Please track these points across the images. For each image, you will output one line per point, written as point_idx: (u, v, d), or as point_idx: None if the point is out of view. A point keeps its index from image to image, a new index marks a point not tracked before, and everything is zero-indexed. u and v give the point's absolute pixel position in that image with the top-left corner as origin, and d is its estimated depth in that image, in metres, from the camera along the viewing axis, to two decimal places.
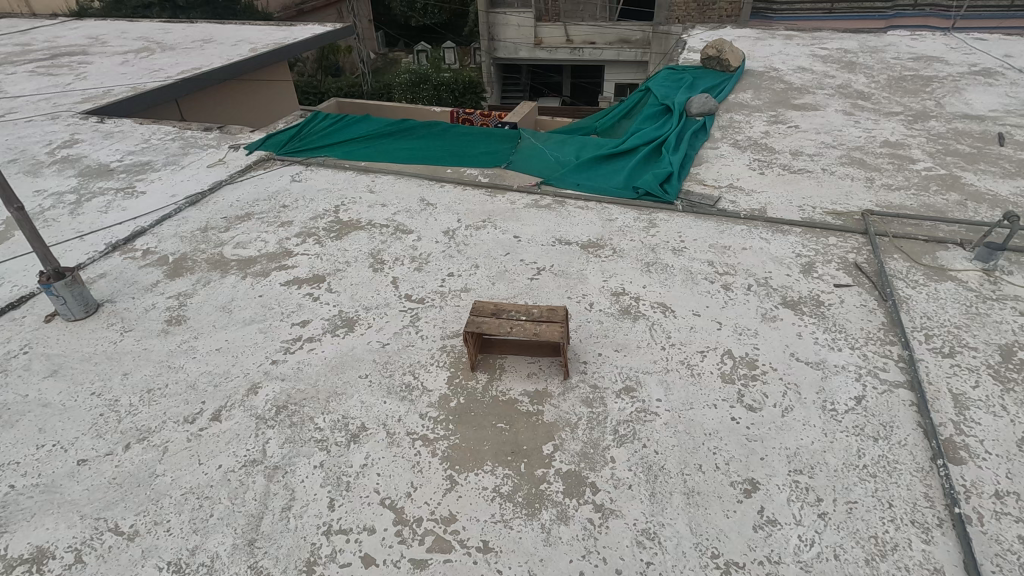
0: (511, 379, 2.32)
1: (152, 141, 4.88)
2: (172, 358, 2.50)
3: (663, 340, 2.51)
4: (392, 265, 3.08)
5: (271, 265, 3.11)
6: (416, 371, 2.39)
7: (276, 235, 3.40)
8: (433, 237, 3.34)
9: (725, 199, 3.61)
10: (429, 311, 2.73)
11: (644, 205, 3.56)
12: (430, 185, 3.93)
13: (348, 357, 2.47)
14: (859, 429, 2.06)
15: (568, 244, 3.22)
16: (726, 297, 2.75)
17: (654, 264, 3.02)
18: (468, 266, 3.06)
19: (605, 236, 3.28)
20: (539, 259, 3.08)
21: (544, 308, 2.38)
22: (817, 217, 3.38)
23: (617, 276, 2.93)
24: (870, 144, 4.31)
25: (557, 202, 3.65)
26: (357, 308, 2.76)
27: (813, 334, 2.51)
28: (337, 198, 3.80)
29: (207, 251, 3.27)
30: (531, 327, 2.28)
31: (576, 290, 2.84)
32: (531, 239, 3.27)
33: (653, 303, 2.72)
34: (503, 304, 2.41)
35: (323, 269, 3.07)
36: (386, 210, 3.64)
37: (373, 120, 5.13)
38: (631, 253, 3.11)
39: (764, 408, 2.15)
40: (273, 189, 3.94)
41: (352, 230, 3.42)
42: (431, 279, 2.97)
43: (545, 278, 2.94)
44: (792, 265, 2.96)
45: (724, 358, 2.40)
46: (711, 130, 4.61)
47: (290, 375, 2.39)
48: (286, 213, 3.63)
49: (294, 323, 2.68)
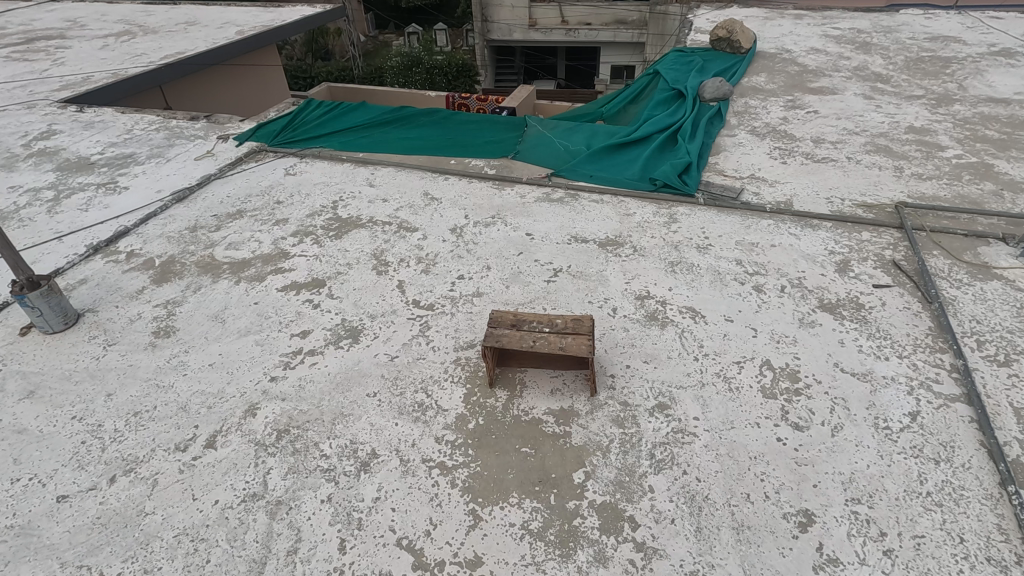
0: (533, 397, 2.13)
1: (135, 131, 4.60)
2: (161, 376, 2.29)
3: (695, 349, 2.32)
4: (396, 268, 2.87)
5: (267, 268, 2.89)
6: (429, 389, 2.19)
7: (271, 234, 3.17)
8: (440, 235, 3.12)
9: (748, 191, 3.41)
10: (440, 318, 2.53)
11: (663, 197, 3.35)
12: (433, 178, 3.69)
13: (354, 372, 2.27)
14: (917, 450, 1.89)
15: (584, 242, 3.01)
16: (759, 300, 2.56)
17: (678, 263, 2.82)
18: (479, 267, 2.84)
19: (624, 232, 3.08)
20: (555, 259, 2.87)
21: (568, 317, 2.17)
22: (847, 210, 3.18)
23: (640, 278, 2.73)
24: (895, 130, 4.10)
25: (570, 195, 3.44)
26: (362, 317, 2.55)
27: (856, 341, 2.32)
28: (334, 193, 3.57)
29: (197, 253, 3.03)
30: (555, 340, 2.07)
31: (596, 293, 2.65)
32: (545, 237, 3.06)
33: (681, 308, 2.53)
34: (523, 314, 2.20)
35: (323, 272, 2.85)
36: (388, 206, 3.41)
37: (371, 107, 4.85)
38: (653, 252, 2.91)
39: (812, 427, 1.98)
40: (266, 183, 3.69)
41: (353, 228, 3.20)
42: (441, 282, 2.76)
43: (563, 280, 2.74)
44: (826, 264, 2.77)
45: (763, 369, 2.21)
46: (727, 115, 4.38)
47: (292, 395, 2.18)
48: (281, 210, 3.39)
49: (293, 334, 2.47)
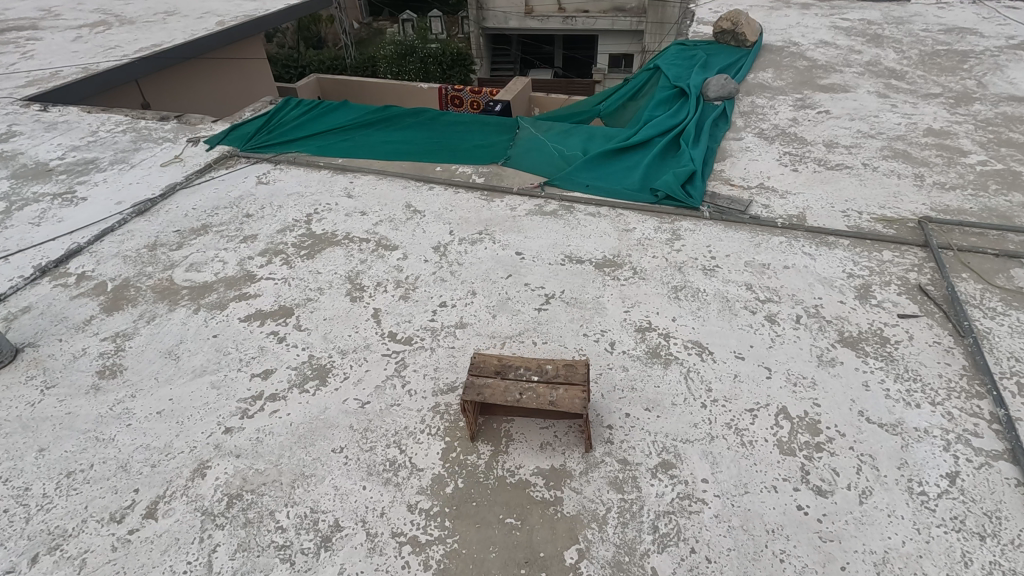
0: (521, 454, 1.88)
1: (99, 133, 4.30)
2: (102, 427, 2.03)
3: (702, 393, 2.07)
4: (373, 293, 2.61)
5: (230, 294, 2.63)
6: (403, 443, 1.94)
7: (237, 253, 2.91)
8: (422, 254, 2.86)
9: (757, 203, 3.14)
10: (418, 355, 2.28)
11: (664, 211, 3.10)
12: (417, 188, 3.42)
13: (318, 423, 2.01)
14: (960, 523, 1.65)
15: (579, 262, 2.75)
16: (773, 334, 2.31)
17: (683, 288, 2.57)
18: (463, 293, 2.59)
19: (622, 251, 2.82)
20: (547, 284, 2.62)
21: (560, 362, 1.91)
22: (865, 226, 2.92)
23: (640, 305, 2.48)
24: (912, 133, 3.83)
25: (564, 208, 3.18)
26: (331, 353, 2.30)
27: (883, 384, 2.07)
28: (310, 204, 3.29)
29: (155, 275, 2.77)
30: (545, 392, 1.81)
31: (592, 324, 2.39)
32: (536, 257, 2.80)
33: (686, 342, 2.28)
34: (510, 359, 1.94)
35: (291, 298, 2.59)
36: (366, 220, 3.14)
37: (353, 106, 4.54)
38: (654, 274, 2.65)
39: (837, 492, 1.74)
40: (235, 194, 3.42)
41: (328, 246, 2.93)
42: (420, 311, 2.49)
43: (555, 308, 2.48)
44: (845, 289, 2.52)
45: (780, 419, 1.97)
46: (732, 116, 4.10)
47: (247, 451, 1.93)
48: (250, 225, 3.12)
49: (253, 374, 2.21)
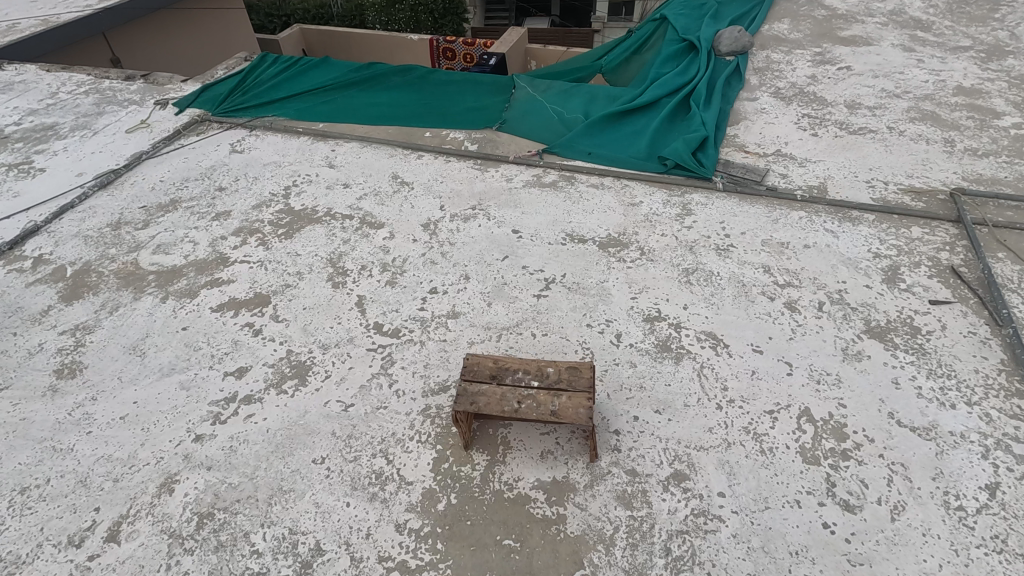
0: (519, 465, 1.72)
1: (59, 95, 3.95)
2: (59, 435, 1.85)
3: (717, 393, 1.90)
4: (357, 278, 2.40)
5: (201, 280, 2.40)
6: (391, 452, 1.77)
7: (208, 232, 2.66)
8: (410, 233, 2.63)
9: (773, 172, 2.90)
10: (406, 349, 2.09)
11: (673, 182, 2.85)
12: (404, 157, 3.15)
13: (297, 430, 1.84)
14: (1001, 543, 1.50)
15: (582, 242, 2.53)
16: (794, 323, 2.12)
17: (695, 271, 2.36)
18: (456, 277, 2.38)
19: (628, 228, 2.59)
20: (547, 267, 2.41)
21: (562, 364, 1.72)
22: (892, 198, 2.69)
23: (649, 291, 2.27)
24: (941, 92, 3.54)
25: (565, 179, 2.93)
26: (312, 348, 2.11)
27: (914, 382, 1.90)
28: (288, 176, 3.03)
29: (119, 259, 2.53)
30: (546, 401, 1.63)
31: (597, 312, 2.19)
32: (535, 235, 2.58)
33: (699, 334, 2.09)
34: (507, 361, 1.74)
35: (268, 285, 2.38)
36: (350, 194, 2.88)
37: (335, 63, 4.19)
38: (663, 255, 2.44)
39: (867, 508, 1.59)
40: (207, 164, 3.14)
41: (308, 224, 2.69)
42: (409, 299, 2.29)
43: (556, 294, 2.28)
44: (871, 271, 2.31)
45: (802, 423, 1.80)
46: (746, 74, 3.78)
47: (219, 462, 1.76)
48: (223, 200, 2.86)
49: (226, 374, 2.02)
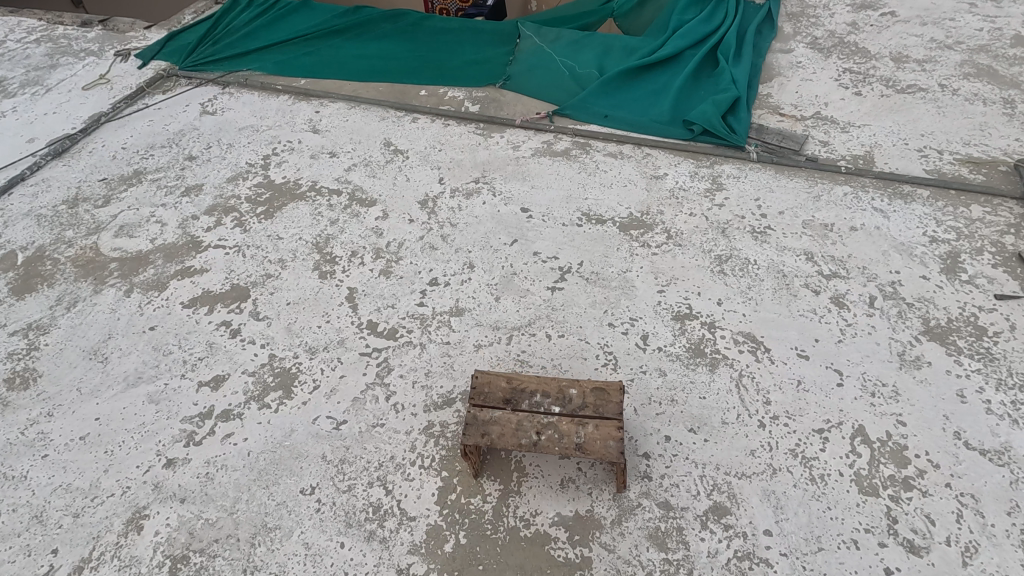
0: (537, 496, 1.51)
1: (8, 44, 3.51)
2: (10, 460, 1.62)
3: (759, 408, 1.67)
4: (347, 267, 2.12)
5: (170, 268, 2.12)
6: (390, 480, 1.56)
7: (177, 210, 2.36)
8: (406, 212, 2.34)
9: (813, 139, 2.58)
10: (405, 354, 1.84)
11: (701, 150, 2.54)
12: (397, 119, 2.80)
13: (283, 453, 1.62)
14: None
15: (600, 224, 2.25)
16: (843, 323, 1.87)
17: (728, 259, 2.09)
18: (460, 266, 2.12)
19: (652, 206, 2.31)
20: (561, 254, 2.15)
21: (586, 385, 1.48)
22: (948, 170, 2.39)
23: (677, 284, 2.02)
24: (998, 42, 3.15)
25: (579, 147, 2.61)
26: (298, 353, 1.86)
27: (982, 395, 1.67)
28: (267, 142, 2.69)
29: (76, 243, 2.23)
30: (570, 431, 1.40)
31: (620, 309, 1.95)
32: (547, 215, 2.30)
33: (736, 336, 1.85)
34: (522, 380, 1.50)
35: (247, 274, 2.10)
36: (336, 164, 2.56)
37: (317, 6, 3.72)
38: (692, 239, 2.17)
39: (935, 551, 1.39)
40: (175, 127, 2.78)
41: (290, 201, 2.39)
42: (406, 292, 2.03)
43: (572, 287, 2.03)
44: (928, 259, 2.05)
45: (857, 445, 1.58)
46: (779, 20, 3.37)
47: (194, 493, 1.54)
48: (193, 171, 2.53)
49: (200, 384, 1.78)
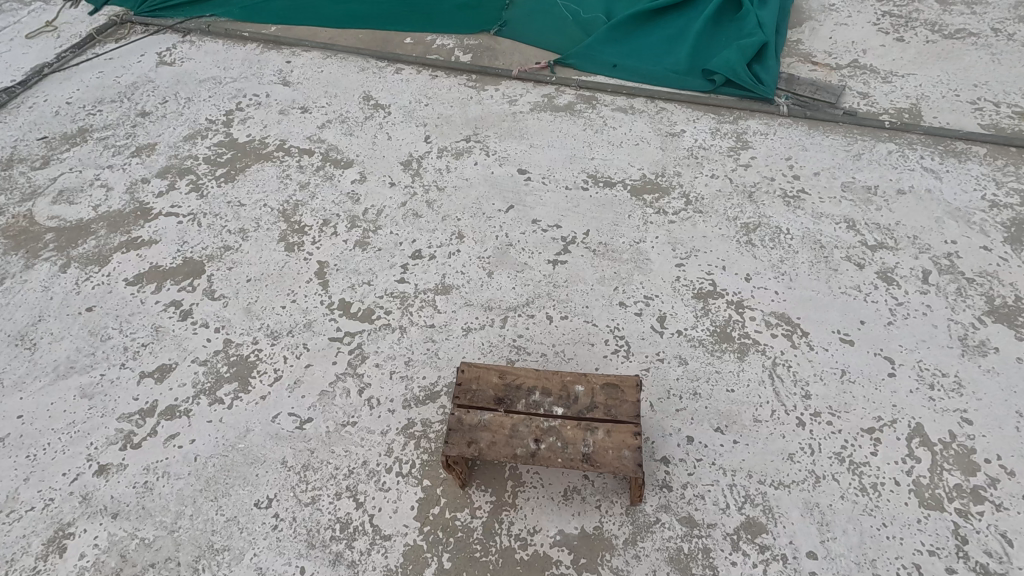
0: (536, 510, 1.28)
1: None
2: None
3: (797, 404, 1.42)
4: (317, 237, 1.84)
5: (113, 240, 1.84)
6: (362, 490, 1.32)
7: (125, 173, 2.06)
8: (386, 174, 2.04)
9: (851, 90, 2.26)
10: (382, 340, 1.59)
11: (724, 104, 2.23)
12: (378, 70, 2.47)
13: (237, 457, 1.37)
14: None
15: (609, 187, 1.96)
16: (893, 301, 1.61)
17: (757, 228, 1.82)
18: (447, 237, 1.84)
19: (667, 168, 2.01)
20: (564, 223, 1.87)
21: (595, 381, 1.23)
22: (1006, 125, 2.09)
23: (698, 256, 1.75)
24: None
25: (584, 100, 2.29)
26: (258, 338, 1.60)
27: None
28: (230, 96, 2.37)
29: (8, 210, 1.95)
30: (576, 437, 1.15)
31: (632, 286, 1.69)
32: (547, 178, 2.00)
33: (768, 318, 1.59)
34: (518, 373, 1.25)
35: (201, 247, 1.82)
36: (308, 121, 2.25)
37: None
38: (714, 205, 1.89)
39: None
40: (127, 80, 2.46)
41: (255, 162, 2.09)
42: (385, 267, 1.76)
43: (577, 260, 1.76)
44: (989, 228, 1.77)
45: (915, 448, 1.34)
46: None
47: (129, 507, 1.30)
48: (145, 129, 2.23)
49: (143, 375, 1.52)
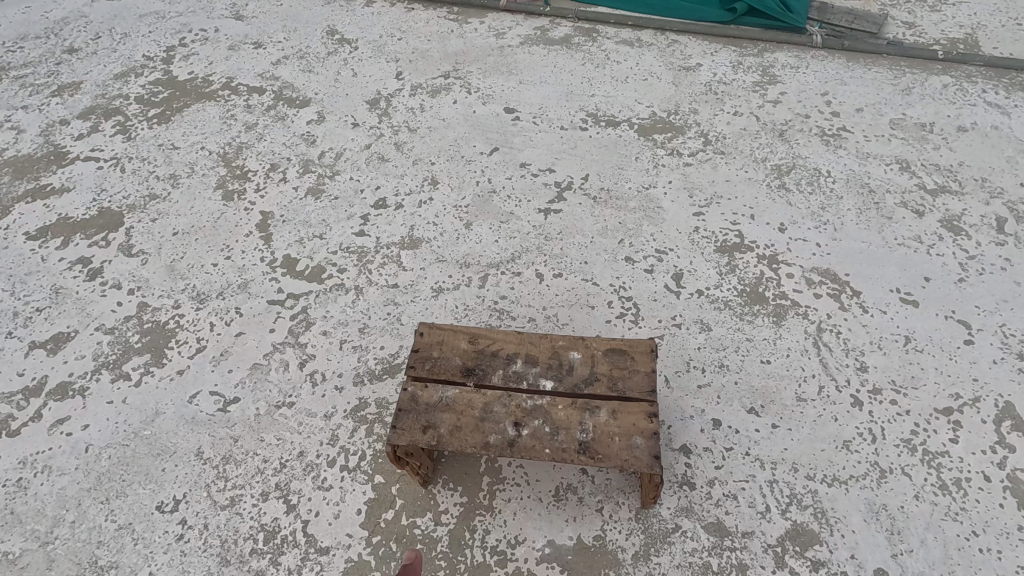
0: (518, 515, 0.98)
1: None
2: None
3: (851, 378, 1.13)
4: (262, 184, 1.54)
5: (18, 189, 1.54)
6: (297, 489, 1.03)
7: (42, 114, 1.75)
8: (349, 113, 1.72)
9: (894, 19, 1.94)
10: (333, 303, 1.29)
11: (747, 35, 1.90)
12: (346, 3, 2.14)
13: (140, 448, 1.08)
14: None
15: (613, 126, 1.65)
16: (962, 254, 1.31)
17: (791, 170, 1.51)
18: (418, 183, 1.53)
19: (682, 104, 1.70)
20: (559, 166, 1.56)
21: (596, 346, 0.93)
22: None
23: (721, 204, 1.44)
24: None
25: (583, 32, 1.97)
26: (180, 301, 1.30)
27: None
28: (173, 31, 2.04)
29: None
30: (570, 420, 0.85)
31: (641, 239, 1.38)
32: (539, 116, 1.69)
33: (809, 275, 1.29)
34: (494, 336, 0.95)
35: (122, 196, 1.51)
36: (261, 56, 1.92)
37: None
38: (739, 145, 1.58)
39: None
40: (56, 14, 2.13)
41: (195, 101, 1.77)
42: (342, 218, 1.45)
43: (574, 208, 1.46)
44: None
45: (1006, 434, 1.04)
46: None
47: None
48: (71, 67, 1.91)
49: (33, 347, 1.22)
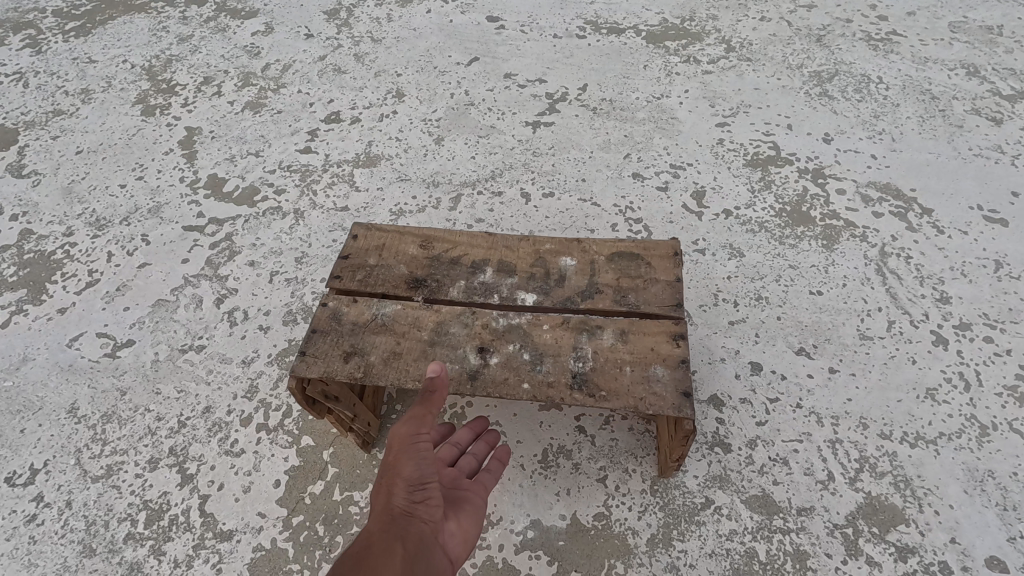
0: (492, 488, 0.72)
1: None
2: None
3: (930, 311, 0.87)
4: (192, 99, 1.27)
5: None
6: (197, 455, 0.77)
7: None
8: (302, 24, 1.45)
9: None
10: (266, 228, 1.02)
11: None
12: None
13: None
14: None
15: (616, 34, 1.38)
16: None
17: (834, 77, 1.24)
18: (380, 95, 1.26)
19: (698, 10, 1.43)
20: (551, 76, 1.29)
21: (599, 249, 0.66)
22: None
23: (750, 113, 1.17)
24: None
25: None
26: (74, 228, 1.03)
27: None
28: None
29: None
30: (561, 345, 0.59)
31: (652, 152, 1.11)
32: (528, 24, 1.42)
33: (865, 190, 1.02)
34: (457, 239, 0.69)
35: (20, 113, 1.25)
36: None
37: None
38: (768, 51, 1.31)
39: None
40: None
41: (122, 13, 1.50)
42: (284, 134, 1.19)
43: (569, 121, 1.19)
44: None
45: None
46: None
47: None
48: None
49: None
